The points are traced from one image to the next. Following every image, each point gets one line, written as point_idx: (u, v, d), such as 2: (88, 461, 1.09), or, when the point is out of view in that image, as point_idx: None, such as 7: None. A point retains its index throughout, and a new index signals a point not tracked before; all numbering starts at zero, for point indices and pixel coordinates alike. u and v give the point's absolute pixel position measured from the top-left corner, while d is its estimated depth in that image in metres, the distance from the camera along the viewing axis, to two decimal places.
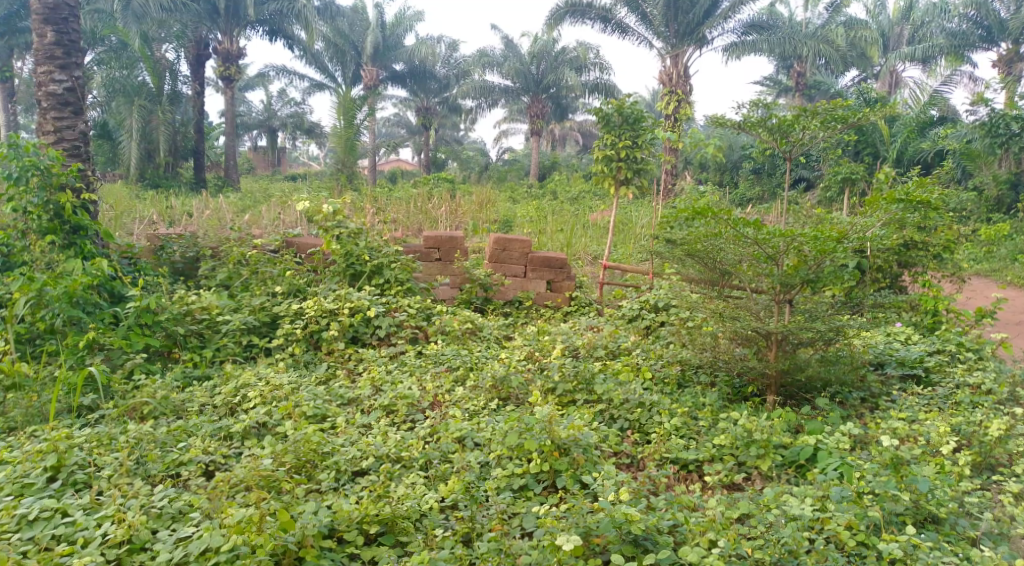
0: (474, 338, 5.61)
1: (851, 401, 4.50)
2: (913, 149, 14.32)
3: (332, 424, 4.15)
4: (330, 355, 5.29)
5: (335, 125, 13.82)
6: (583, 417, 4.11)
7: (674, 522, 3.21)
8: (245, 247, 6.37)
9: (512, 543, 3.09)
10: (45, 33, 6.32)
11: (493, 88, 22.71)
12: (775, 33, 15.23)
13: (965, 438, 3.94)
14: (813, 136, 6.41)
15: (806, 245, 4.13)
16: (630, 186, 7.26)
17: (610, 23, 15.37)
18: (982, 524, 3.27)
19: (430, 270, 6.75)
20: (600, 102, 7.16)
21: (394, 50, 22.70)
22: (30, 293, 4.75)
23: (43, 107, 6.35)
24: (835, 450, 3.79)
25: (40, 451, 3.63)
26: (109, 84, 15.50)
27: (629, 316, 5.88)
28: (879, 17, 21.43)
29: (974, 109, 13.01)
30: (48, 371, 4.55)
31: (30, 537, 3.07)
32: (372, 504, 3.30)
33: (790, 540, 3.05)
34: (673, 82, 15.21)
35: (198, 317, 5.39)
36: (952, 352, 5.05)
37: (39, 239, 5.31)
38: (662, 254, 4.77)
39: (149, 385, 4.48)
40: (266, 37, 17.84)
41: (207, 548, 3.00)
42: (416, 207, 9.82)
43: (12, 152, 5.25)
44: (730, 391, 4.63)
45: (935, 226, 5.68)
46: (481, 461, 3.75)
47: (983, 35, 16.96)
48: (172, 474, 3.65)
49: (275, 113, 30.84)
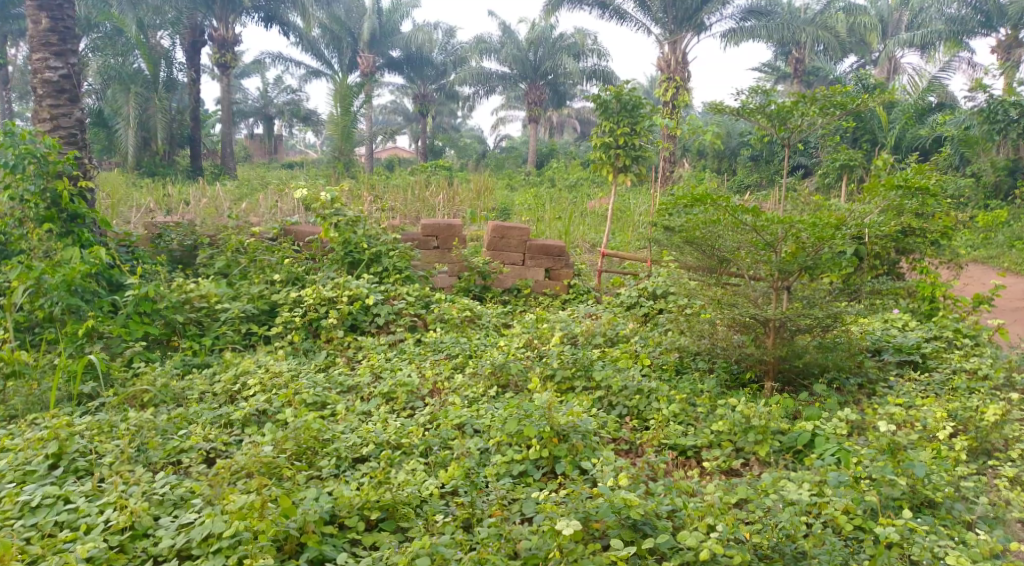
0: (472, 326, 5.61)
1: (849, 387, 4.51)
2: (911, 137, 14.38)
3: (333, 411, 4.17)
4: (329, 343, 5.30)
5: (332, 112, 13.75)
6: (582, 404, 4.13)
7: (673, 507, 3.24)
8: (244, 235, 6.36)
9: (512, 529, 3.11)
10: (40, 19, 6.28)
11: (491, 75, 22.69)
12: (772, 18, 15.32)
13: (962, 424, 3.97)
14: (813, 123, 6.38)
15: (805, 231, 4.15)
16: (629, 173, 7.24)
17: (608, 9, 15.32)
18: (978, 507, 3.30)
19: (429, 258, 6.73)
20: (598, 89, 7.14)
21: (390, 37, 22.58)
22: (29, 281, 4.75)
23: (39, 94, 6.31)
24: (833, 435, 3.82)
25: (41, 438, 3.65)
26: (106, 71, 15.38)
27: (627, 303, 5.90)
28: (878, 2, 21.33)
29: (973, 95, 13.00)
30: (47, 359, 4.55)
31: (32, 524, 3.09)
32: (373, 490, 3.33)
33: (788, 525, 3.08)
34: (671, 68, 15.11)
35: (196, 305, 5.38)
36: (949, 338, 5.08)
37: (37, 227, 5.30)
38: (661, 242, 4.79)
39: (149, 372, 4.49)
40: (261, 23, 17.73)
41: (209, 534, 3.03)
42: (414, 195, 9.79)
43: (8, 140, 5.24)
44: (729, 378, 4.64)
45: (933, 212, 5.66)
46: (480, 448, 3.77)
47: (982, 20, 16.83)
48: (173, 461, 3.67)
49: (270, 101, 30.74)
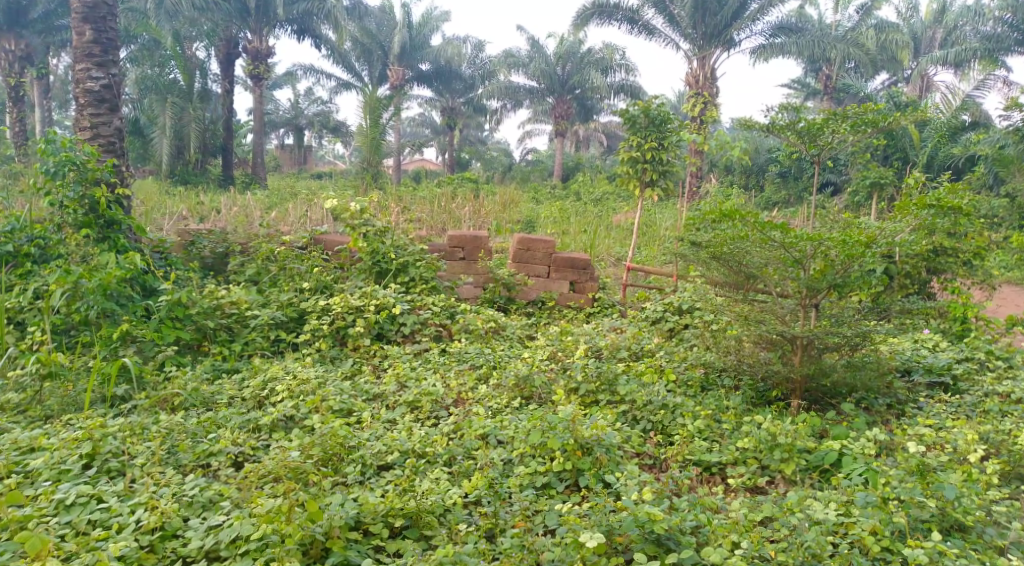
0: (497, 337, 5.65)
1: (876, 407, 4.48)
2: (943, 155, 14.28)
3: (358, 418, 4.21)
4: (356, 351, 5.36)
5: (360, 124, 13.85)
6: (606, 417, 4.12)
7: (697, 523, 3.23)
8: (274, 244, 6.43)
9: (535, 540, 3.13)
10: (83, 31, 6.44)
11: (519, 88, 22.97)
12: (804, 35, 15.18)
13: (994, 447, 3.90)
14: (843, 141, 6.34)
15: (833, 249, 4.13)
16: (655, 188, 7.23)
17: (637, 24, 15.37)
18: (1010, 533, 3.21)
19: (454, 269, 6.77)
20: (627, 104, 7.16)
21: (421, 50, 22.83)
22: (66, 284, 4.89)
23: (81, 103, 6.47)
24: (861, 454, 3.77)
25: (75, 439, 3.72)
26: (143, 82, 15.86)
27: (652, 317, 5.87)
28: (911, 20, 21.23)
29: (1009, 114, 12.81)
30: (83, 361, 4.64)
31: (67, 521, 3.16)
32: (398, 497, 3.35)
33: (814, 544, 3.06)
34: (700, 83, 15.19)
35: (227, 311, 5.48)
36: (981, 360, 4.98)
37: (75, 232, 5.44)
38: (687, 257, 4.78)
39: (180, 376, 4.57)
40: (294, 35, 18.02)
41: (238, 536, 3.08)
42: (440, 206, 9.90)
43: (49, 148, 5.39)
44: (754, 395, 4.61)
45: (966, 232, 5.63)
46: (504, 459, 3.79)
47: (1019, 39, 16.35)
48: (202, 464, 3.73)
49: (301, 112, 31.28)
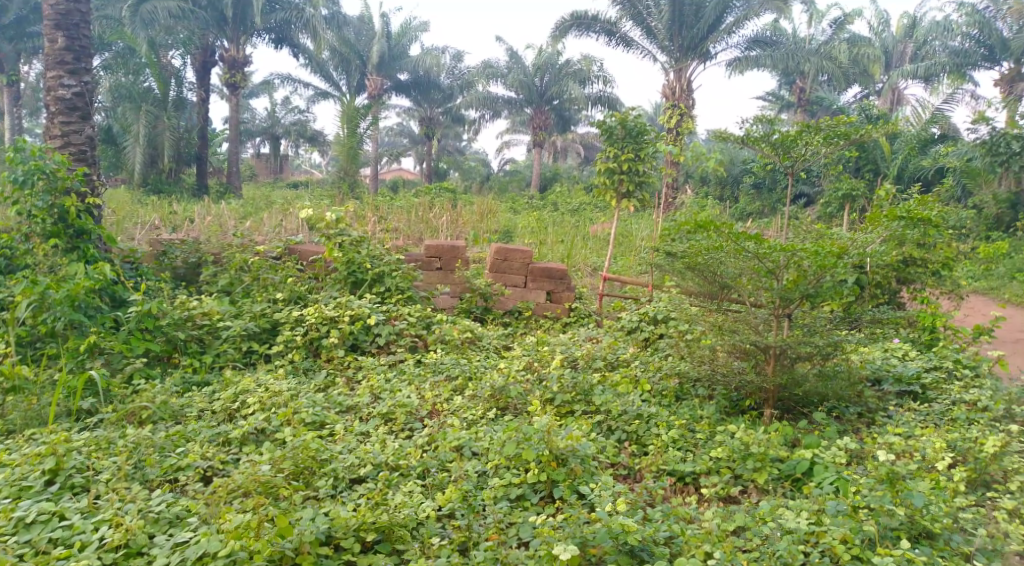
0: (473, 347, 5.63)
1: (847, 416, 4.53)
2: (913, 167, 14.48)
3: (331, 431, 4.17)
4: (329, 362, 5.32)
5: (338, 133, 13.76)
6: (581, 428, 4.12)
7: (670, 533, 3.24)
8: (248, 254, 6.37)
9: (509, 552, 3.11)
10: (55, 39, 6.36)
11: (497, 99, 23.02)
12: (778, 48, 15.40)
13: (961, 455, 3.95)
14: (815, 152, 6.42)
15: (806, 259, 4.17)
16: (631, 199, 7.27)
17: (614, 36, 15.50)
18: (976, 540, 3.25)
19: (431, 279, 6.76)
20: (603, 115, 7.20)
21: (399, 60, 22.81)
22: (33, 295, 4.80)
23: (52, 111, 6.38)
24: (831, 464, 3.80)
25: (38, 454, 3.65)
26: (117, 90, 15.70)
27: (628, 327, 5.89)
28: (883, 34, 21.61)
29: (976, 127, 13.04)
30: (48, 374, 4.56)
31: (27, 540, 3.10)
32: (370, 511, 3.32)
33: (786, 553, 3.08)
34: (676, 95, 15.33)
35: (199, 322, 5.41)
36: (950, 368, 5.04)
37: (43, 242, 5.35)
38: (663, 267, 4.81)
39: (149, 389, 4.50)
40: (272, 44, 17.95)
41: (205, 553, 3.02)
42: (417, 216, 9.87)
43: (17, 157, 5.31)
44: (728, 405, 4.64)
45: (934, 243, 5.72)
46: (479, 471, 3.77)
47: (985, 54, 16.98)
48: (169, 479, 3.67)
49: (278, 121, 31.10)
